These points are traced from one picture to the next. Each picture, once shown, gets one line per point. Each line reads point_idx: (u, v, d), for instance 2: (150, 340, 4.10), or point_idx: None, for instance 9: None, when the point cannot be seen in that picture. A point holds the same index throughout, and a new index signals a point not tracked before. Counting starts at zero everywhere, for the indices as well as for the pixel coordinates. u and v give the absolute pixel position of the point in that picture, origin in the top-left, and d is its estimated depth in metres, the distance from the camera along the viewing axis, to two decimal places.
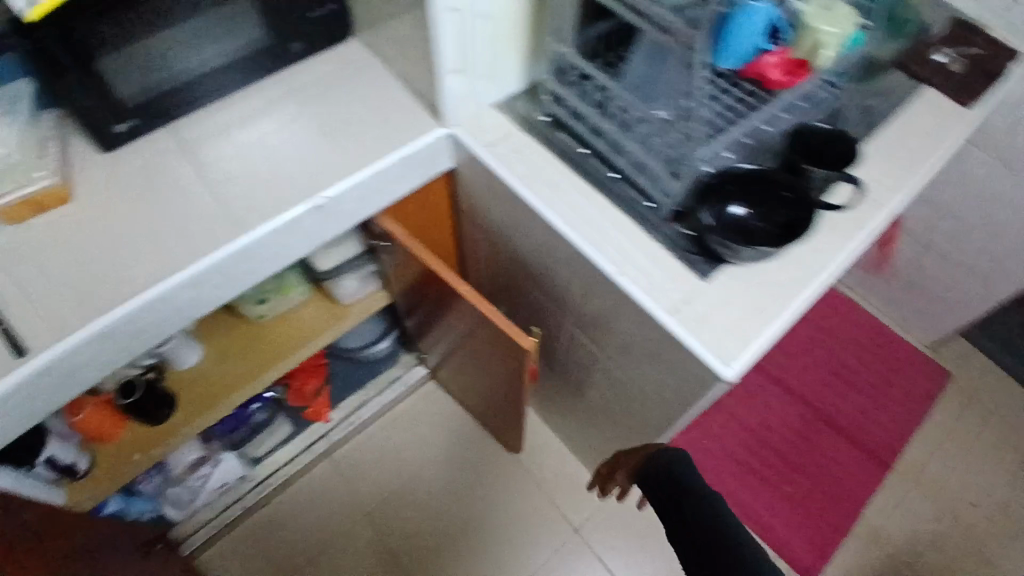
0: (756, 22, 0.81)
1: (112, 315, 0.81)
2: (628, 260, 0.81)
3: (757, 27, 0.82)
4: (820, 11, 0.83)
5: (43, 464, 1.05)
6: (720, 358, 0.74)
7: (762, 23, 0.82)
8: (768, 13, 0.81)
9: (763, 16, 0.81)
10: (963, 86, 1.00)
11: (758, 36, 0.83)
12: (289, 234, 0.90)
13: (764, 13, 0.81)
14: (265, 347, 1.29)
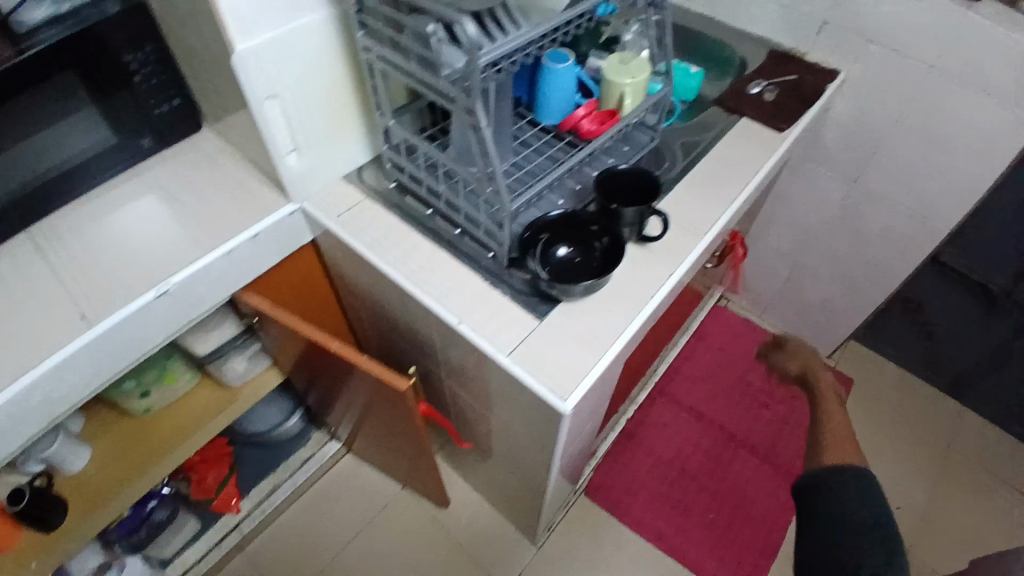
0: (565, 81, 0.95)
1: None
2: (469, 308, 0.83)
3: (566, 86, 0.95)
4: (618, 64, 0.95)
5: None
6: (557, 394, 0.75)
7: (570, 81, 0.95)
8: (574, 73, 0.95)
9: (569, 75, 0.94)
10: (776, 115, 1.11)
11: (569, 92, 0.96)
12: (144, 321, 0.91)
13: (569, 73, 0.94)
14: (162, 435, 1.27)
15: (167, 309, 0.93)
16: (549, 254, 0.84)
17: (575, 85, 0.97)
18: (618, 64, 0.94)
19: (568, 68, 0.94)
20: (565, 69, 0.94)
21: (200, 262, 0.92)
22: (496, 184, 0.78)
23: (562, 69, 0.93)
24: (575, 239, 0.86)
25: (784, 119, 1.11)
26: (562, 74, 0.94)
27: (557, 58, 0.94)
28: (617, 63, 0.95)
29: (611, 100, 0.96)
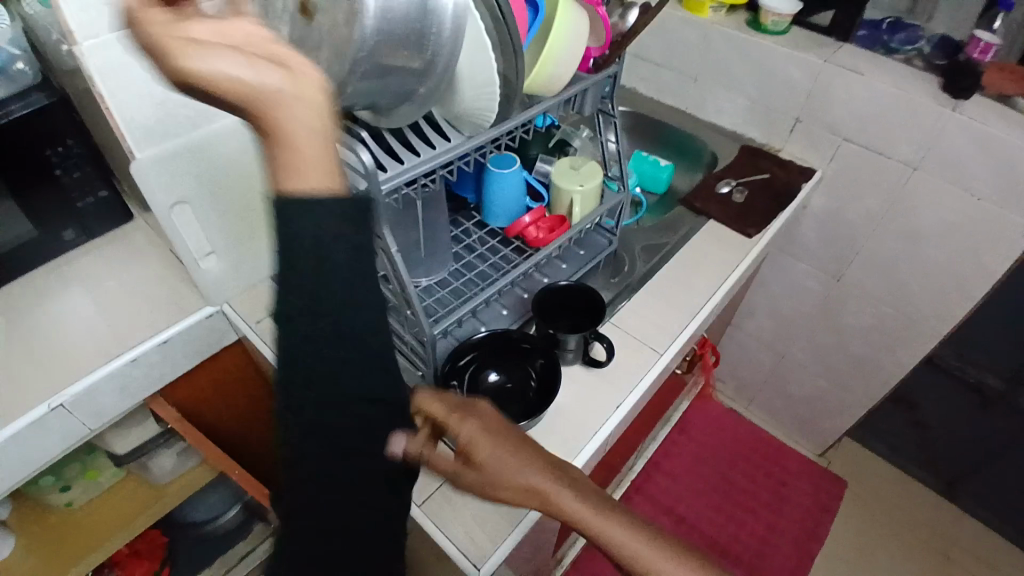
0: (511, 186, 0.89)
1: None
2: None
3: (513, 191, 0.90)
4: (567, 169, 0.89)
5: None
6: (469, 562, 0.65)
7: (516, 186, 0.90)
8: (520, 177, 0.90)
9: (515, 180, 0.89)
10: (746, 216, 1.06)
11: (517, 197, 0.90)
12: (34, 444, 0.80)
13: (516, 177, 0.89)
14: (92, 532, 1.16)
15: (61, 427, 0.82)
16: (478, 381, 0.74)
17: (523, 190, 0.91)
18: (566, 170, 0.89)
19: (514, 172, 0.89)
20: (512, 174, 0.89)
21: (94, 374, 0.82)
22: (415, 306, 0.69)
23: (507, 173, 0.88)
24: (507, 361, 0.77)
25: (755, 222, 1.05)
26: (508, 179, 0.88)
27: (502, 162, 0.89)
28: (567, 168, 0.89)
29: (560, 206, 0.90)
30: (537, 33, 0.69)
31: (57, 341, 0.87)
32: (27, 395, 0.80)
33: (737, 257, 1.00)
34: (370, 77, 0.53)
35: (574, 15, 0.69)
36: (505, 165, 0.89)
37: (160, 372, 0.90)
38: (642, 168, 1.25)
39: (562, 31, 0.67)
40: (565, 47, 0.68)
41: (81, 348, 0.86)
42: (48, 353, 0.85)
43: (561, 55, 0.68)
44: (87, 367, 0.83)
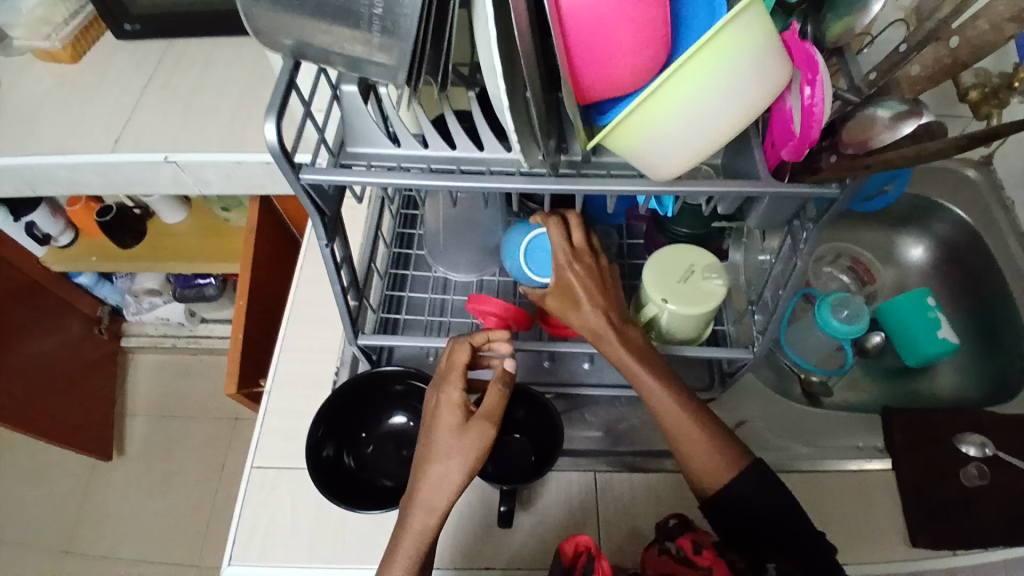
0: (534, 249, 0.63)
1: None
2: (291, 391, 0.69)
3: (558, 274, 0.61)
4: (674, 269, 0.60)
5: (22, 224, 1.15)
6: (229, 551, 0.60)
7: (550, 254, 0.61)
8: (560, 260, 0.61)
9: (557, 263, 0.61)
10: (942, 511, 0.65)
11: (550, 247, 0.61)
12: (147, 177, 0.87)
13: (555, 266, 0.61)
14: (226, 245, 1.24)
15: (176, 176, 0.88)
16: (377, 420, 0.63)
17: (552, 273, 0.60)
18: (672, 271, 0.60)
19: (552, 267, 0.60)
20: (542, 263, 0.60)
21: (207, 154, 0.84)
22: (347, 308, 0.55)
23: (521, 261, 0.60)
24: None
25: (946, 531, 0.64)
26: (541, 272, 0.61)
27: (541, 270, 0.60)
28: (679, 270, 0.60)
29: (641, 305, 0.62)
30: (640, 81, 0.38)
31: (225, 94, 0.91)
32: (172, 127, 0.88)
33: (860, 547, 0.64)
34: (316, 15, 0.37)
35: (744, 63, 0.35)
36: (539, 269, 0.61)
37: (264, 181, 0.89)
38: (904, 318, 0.85)
39: (661, 104, 0.36)
40: (660, 137, 0.38)
41: (228, 113, 0.89)
42: (212, 101, 0.90)
43: (648, 146, 0.39)
44: (216, 134, 0.87)
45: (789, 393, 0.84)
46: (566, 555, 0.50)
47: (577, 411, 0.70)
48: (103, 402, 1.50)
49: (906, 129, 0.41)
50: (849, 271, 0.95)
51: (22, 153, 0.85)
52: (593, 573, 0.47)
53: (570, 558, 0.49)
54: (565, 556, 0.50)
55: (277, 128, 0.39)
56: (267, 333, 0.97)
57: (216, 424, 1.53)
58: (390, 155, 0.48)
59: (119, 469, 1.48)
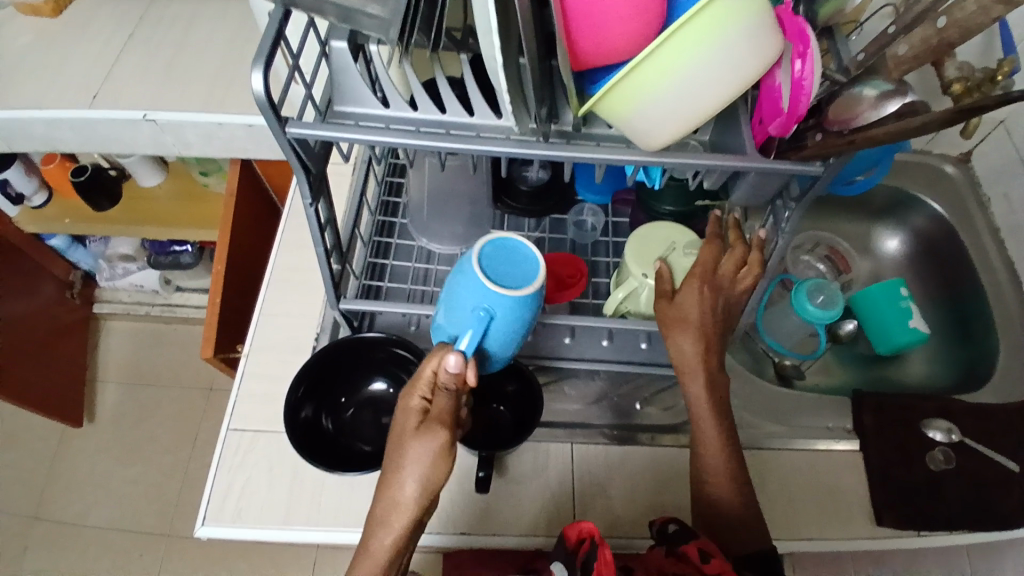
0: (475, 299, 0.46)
1: None
2: (270, 355, 0.69)
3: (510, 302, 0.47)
4: (658, 244, 0.60)
5: None
6: (203, 513, 0.60)
7: (501, 331, 0.47)
8: (481, 307, 0.46)
9: (478, 300, 0.46)
10: (906, 493, 0.67)
11: (498, 345, 0.48)
12: (125, 135, 0.85)
13: (482, 298, 0.45)
14: (204, 210, 1.21)
15: (155, 135, 0.86)
16: (357, 385, 0.63)
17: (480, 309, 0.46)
18: (653, 246, 0.60)
19: (504, 300, 0.45)
20: (526, 306, 0.46)
21: (190, 114, 0.82)
22: (330, 271, 0.54)
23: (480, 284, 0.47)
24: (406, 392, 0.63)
25: (910, 513, 0.66)
26: (514, 271, 0.47)
27: (521, 260, 0.48)
28: (659, 244, 0.60)
29: (621, 276, 0.64)
30: (633, 48, 0.38)
31: (209, 53, 0.89)
32: (152, 85, 0.85)
33: (828, 524, 0.66)
34: None
35: (733, 33, 0.36)
36: (521, 263, 0.48)
37: (249, 145, 0.87)
38: (879, 307, 0.86)
39: (651, 71, 0.36)
40: (651, 103, 0.38)
41: (210, 73, 0.86)
42: (194, 60, 0.88)
43: (638, 112, 0.39)
44: (199, 94, 0.85)
45: (762, 372, 0.85)
46: (569, 539, 0.48)
47: (557, 384, 0.71)
48: (74, 369, 1.47)
49: (890, 107, 0.41)
50: (826, 260, 0.97)
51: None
52: (595, 562, 0.45)
53: (573, 544, 0.48)
54: (568, 540, 0.48)
55: (265, 78, 0.39)
56: (245, 301, 0.96)
57: (190, 392, 1.51)
58: (378, 115, 0.47)
59: (90, 435, 1.46)
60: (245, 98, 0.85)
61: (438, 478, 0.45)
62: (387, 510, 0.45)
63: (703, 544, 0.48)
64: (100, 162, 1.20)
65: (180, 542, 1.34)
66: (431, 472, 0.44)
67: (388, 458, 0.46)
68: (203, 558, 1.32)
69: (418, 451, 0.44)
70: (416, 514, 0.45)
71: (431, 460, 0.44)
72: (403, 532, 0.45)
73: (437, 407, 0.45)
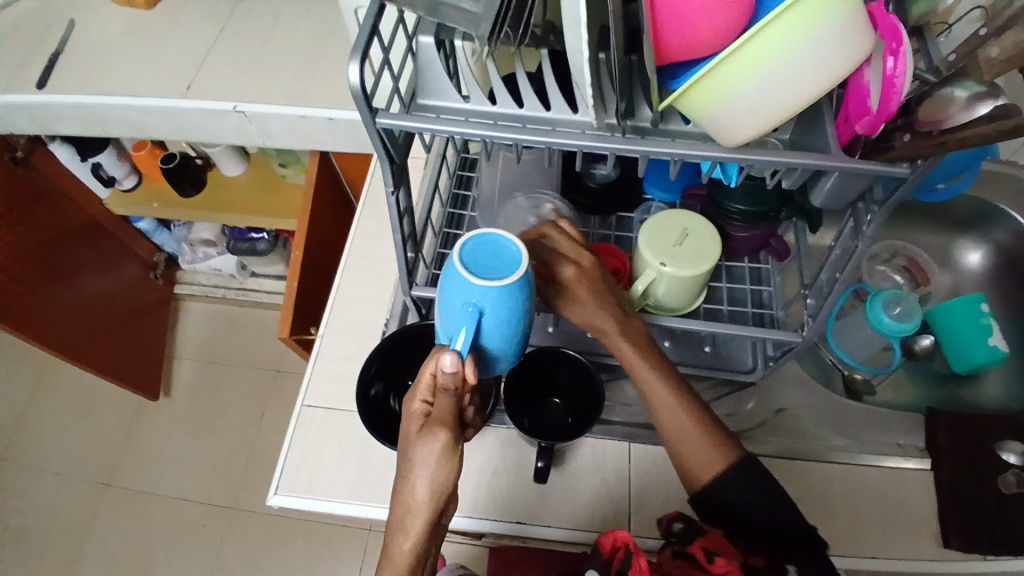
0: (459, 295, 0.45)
1: (78, 101, 0.89)
2: (342, 336, 0.72)
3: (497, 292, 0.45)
4: (668, 233, 0.60)
5: (91, 166, 1.21)
6: (276, 482, 0.63)
7: (495, 324, 0.45)
8: (471, 303, 0.44)
9: (467, 296, 0.44)
10: (977, 516, 0.64)
11: (495, 338, 0.46)
12: (213, 124, 0.91)
13: (469, 294, 0.44)
14: (280, 200, 1.28)
15: (241, 125, 0.91)
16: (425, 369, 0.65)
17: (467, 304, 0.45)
18: (667, 237, 0.60)
19: (489, 293, 0.44)
20: (515, 297, 0.45)
21: (274, 106, 0.87)
22: (405, 257, 0.56)
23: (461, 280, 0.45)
24: None
25: (980, 536, 0.63)
26: (496, 263, 0.45)
27: (505, 251, 0.46)
28: (670, 235, 0.60)
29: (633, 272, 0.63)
30: (717, 44, 0.38)
31: (294, 50, 0.94)
32: (241, 79, 0.91)
33: (894, 544, 0.64)
34: None
35: (823, 30, 0.35)
36: (505, 255, 0.46)
37: (327, 137, 0.92)
38: (958, 324, 0.82)
39: (737, 67, 0.36)
40: (736, 99, 0.38)
41: (294, 68, 0.91)
42: (280, 56, 0.93)
43: (721, 106, 0.39)
44: (283, 88, 0.89)
45: (830, 384, 0.82)
46: (603, 549, 0.49)
47: (616, 381, 0.71)
48: (154, 344, 1.57)
49: (983, 109, 0.39)
50: (904, 271, 0.93)
51: (102, 94, 0.89)
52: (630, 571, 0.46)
53: (608, 552, 0.49)
54: (603, 550, 0.49)
55: (360, 70, 0.41)
56: (318, 286, 1.00)
57: (257, 372, 1.59)
58: (460, 108, 0.49)
59: (166, 407, 1.56)
60: (326, 92, 0.89)
61: (447, 477, 0.45)
62: (403, 513, 0.46)
63: (707, 543, 0.49)
64: (187, 151, 1.28)
65: (241, 514, 1.41)
66: (438, 474, 0.44)
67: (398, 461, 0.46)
68: (262, 530, 1.39)
69: (423, 454, 0.44)
70: (430, 514, 0.45)
71: (437, 462, 0.44)
72: (422, 533, 0.46)
73: (438, 409, 0.44)
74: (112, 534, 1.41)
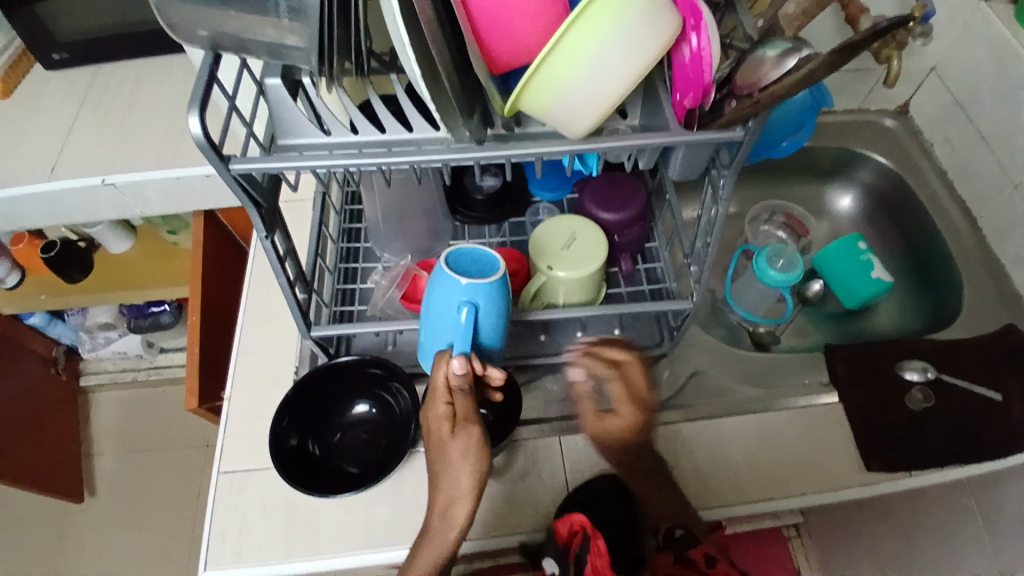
0: (453, 296, 0.49)
1: None
2: (250, 392, 0.70)
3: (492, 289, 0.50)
4: (556, 237, 0.62)
5: None
6: (204, 556, 0.60)
7: (487, 320, 0.51)
8: (462, 301, 0.49)
9: (457, 295, 0.49)
10: (887, 436, 0.69)
11: (489, 334, 0.51)
12: (87, 203, 0.86)
13: (461, 293, 0.49)
14: (173, 268, 1.22)
15: (118, 199, 0.87)
16: (339, 408, 0.64)
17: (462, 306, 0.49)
18: (556, 239, 0.63)
19: (478, 288, 0.49)
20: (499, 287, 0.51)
21: (152, 173, 0.84)
22: (296, 300, 0.55)
23: (447, 279, 0.50)
24: (387, 409, 0.64)
25: (895, 456, 0.68)
26: (474, 266, 0.51)
27: (480, 258, 0.52)
28: (562, 237, 0.62)
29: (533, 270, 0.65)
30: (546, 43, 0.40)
31: (159, 112, 0.91)
32: (107, 151, 0.87)
33: (820, 479, 0.68)
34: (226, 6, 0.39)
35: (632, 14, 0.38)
36: (478, 259, 0.52)
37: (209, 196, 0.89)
38: (840, 263, 0.89)
39: (564, 61, 0.39)
40: (571, 90, 0.40)
41: (163, 130, 0.88)
42: (146, 121, 0.90)
43: (559, 101, 0.41)
44: (154, 152, 0.86)
45: (738, 342, 0.87)
46: (563, 531, 0.59)
47: (538, 381, 0.73)
48: (67, 442, 1.45)
49: (790, 63, 0.44)
50: (784, 227, 0.99)
51: None
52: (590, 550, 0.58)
53: (567, 536, 0.59)
54: (563, 533, 0.59)
55: (201, 121, 0.40)
56: (224, 346, 0.97)
57: (187, 451, 1.50)
58: (322, 142, 0.49)
59: (92, 508, 1.44)
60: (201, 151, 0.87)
61: (485, 463, 0.50)
62: (446, 505, 0.49)
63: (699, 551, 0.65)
64: (69, 236, 1.21)
65: None
66: (475, 462, 0.49)
67: (433, 461, 0.50)
68: None
69: (461, 451, 0.49)
70: (473, 500, 0.49)
71: (476, 452, 0.49)
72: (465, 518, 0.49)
73: (460, 408, 0.50)
74: None
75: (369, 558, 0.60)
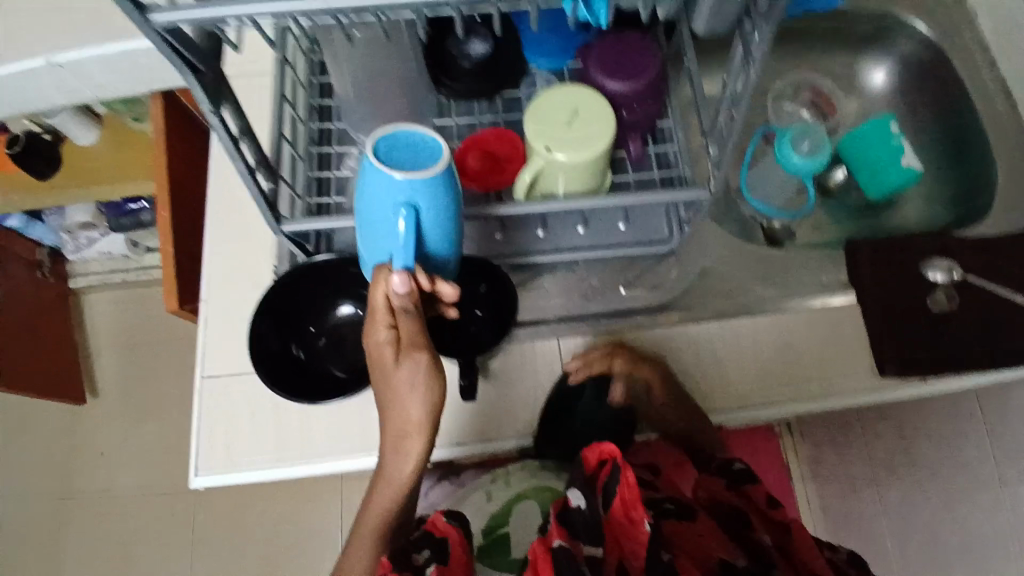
0: (387, 198, 0.43)
1: None
2: (226, 292, 0.64)
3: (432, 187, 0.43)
4: (557, 112, 0.54)
5: None
6: (192, 462, 0.58)
7: (432, 222, 0.45)
8: (400, 202, 0.43)
9: (393, 197, 0.43)
10: (910, 337, 0.64)
11: (436, 238, 0.46)
12: (21, 87, 0.72)
13: (396, 193, 0.43)
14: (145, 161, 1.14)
15: (58, 82, 0.73)
16: (324, 311, 0.58)
17: (400, 208, 0.43)
18: (555, 113, 0.54)
19: (416, 185, 0.43)
20: (442, 182, 0.44)
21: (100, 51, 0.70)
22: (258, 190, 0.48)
23: (375, 177, 0.43)
24: None
25: (916, 358, 0.63)
26: (413, 156, 0.44)
27: (420, 143, 0.44)
28: (561, 113, 0.53)
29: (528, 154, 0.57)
30: None
31: None
32: None
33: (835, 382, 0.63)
34: None
35: None
36: (419, 144, 0.44)
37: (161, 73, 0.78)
38: (872, 147, 0.80)
39: None
40: None
41: None
42: None
43: None
44: None
45: (751, 238, 0.79)
46: (589, 463, 0.50)
47: (537, 278, 0.67)
48: (62, 345, 1.43)
49: None
50: (811, 105, 0.90)
51: None
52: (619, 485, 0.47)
53: (595, 465, 0.49)
54: (588, 463, 0.50)
55: None
56: (200, 245, 0.90)
57: (184, 351, 1.49)
58: None
59: (96, 408, 1.45)
60: None
61: (437, 392, 0.45)
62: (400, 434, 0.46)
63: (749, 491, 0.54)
64: (32, 128, 1.12)
65: (203, 499, 1.36)
66: (427, 391, 0.45)
67: (379, 390, 0.46)
68: (228, 509, 1.35)
69: (410, 378, 0.44)
70: (426, 431, 0.46)
71: (426, 382, 0.44)
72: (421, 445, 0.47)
73: (405, 332, 0.44)
74: (78, 546, 1.36)
75: (365, 461, 0.58)
